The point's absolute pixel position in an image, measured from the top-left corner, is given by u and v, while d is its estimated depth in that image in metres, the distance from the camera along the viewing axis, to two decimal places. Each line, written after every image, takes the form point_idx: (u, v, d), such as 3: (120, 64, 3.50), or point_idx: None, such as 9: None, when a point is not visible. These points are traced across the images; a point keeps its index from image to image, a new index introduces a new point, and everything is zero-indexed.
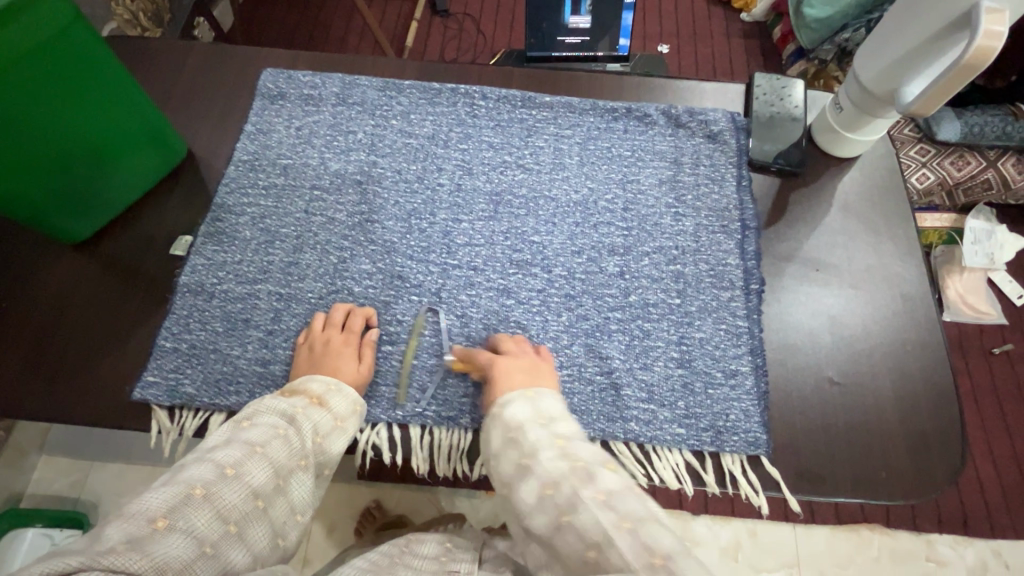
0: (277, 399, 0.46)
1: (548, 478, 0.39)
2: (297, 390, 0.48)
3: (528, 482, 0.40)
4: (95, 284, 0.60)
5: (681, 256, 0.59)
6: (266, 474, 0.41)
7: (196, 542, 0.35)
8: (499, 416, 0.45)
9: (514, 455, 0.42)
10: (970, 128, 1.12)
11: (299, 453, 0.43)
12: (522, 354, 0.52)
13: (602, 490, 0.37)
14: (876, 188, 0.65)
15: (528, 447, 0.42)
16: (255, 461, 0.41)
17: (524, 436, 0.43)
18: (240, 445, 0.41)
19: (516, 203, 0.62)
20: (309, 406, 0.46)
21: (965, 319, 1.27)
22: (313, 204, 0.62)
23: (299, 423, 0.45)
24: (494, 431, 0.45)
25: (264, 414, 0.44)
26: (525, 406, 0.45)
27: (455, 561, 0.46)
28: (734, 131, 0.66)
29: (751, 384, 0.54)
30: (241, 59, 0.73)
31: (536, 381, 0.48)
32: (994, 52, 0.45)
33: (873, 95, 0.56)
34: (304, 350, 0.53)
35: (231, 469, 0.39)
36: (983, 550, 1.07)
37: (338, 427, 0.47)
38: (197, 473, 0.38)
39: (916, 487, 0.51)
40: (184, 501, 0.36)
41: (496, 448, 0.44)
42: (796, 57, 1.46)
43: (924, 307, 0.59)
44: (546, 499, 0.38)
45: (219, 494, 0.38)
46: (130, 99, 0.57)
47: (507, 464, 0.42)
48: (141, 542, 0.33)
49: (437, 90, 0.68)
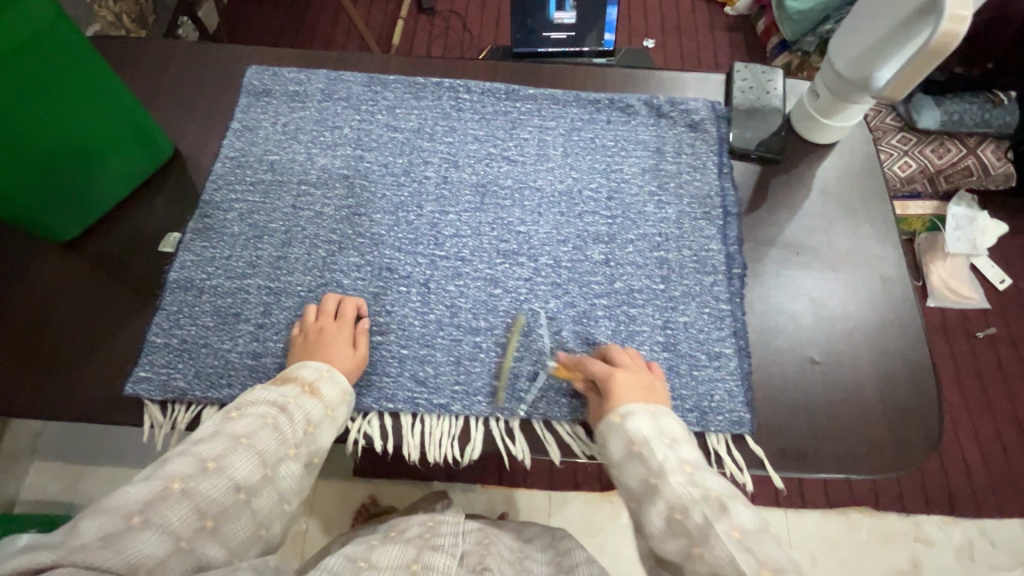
0: (268, 389, 0.47)
1: (678, 502, 0.39)
2: (291, 377, 0.49)
3: (654, 503, 0.41)
4: (84, 282, 0.60)
5: (665, 243, 0.60)
6: (249, 465, 0.42)
7: (171, 538, 0.37)
8: (620, 427, 0.45)
9: (641, 471, 0.43)
10: (948, 117, 1.16)
11: (288, 442, 0.44)
12: (637, 370, 0.51)
13: (736, 526, 0.36)
14: (854, 173, 0.67)
15: (656, 467, 0.42)
16: (239, 453, 0.42)
17: (651, 454, 0.43)
18: (227, 437, 0.42)
19: (502, 194, 0.63)
20: (302, 395, 0.47)
21: (948, 304, 1.29)
22: (301, 199, 0.63)
23: (289, 413, 0.45)
24: (614, 441, 0.45)
25: (254, 404, 0.45)
26: (647, 423, 0.45)
27: (440, 536, 0.46)
28: (714, 119, 0.67)
29: (735, 365, 0.55)
30: (226, 57, 0.73)
31: (656, 401, 0.48)
32: (959, 36, 0.46)
33: (846, 81, 0.58)
34: (301, 338, 0.53)
35: (214, 463, 0.40)
36: (970, 529, 1.10)
37: (328, 416, 0.48)
38: (177, 466, 0.39)
39: (894, 461, 0.52)
40: (161, 496, 0.38)
41: (621, 459, 0.44)
42: (781, 49, 1.47)
43: (901, 287, 0.61)
44: (674, 525, 0.39)
45: (199, 488, 0.39)
46: (120, 99, 0.58)
47: (633, 477, 0.43)
48: (114, 539, 0.34)
49: (422, 84, 0.69)
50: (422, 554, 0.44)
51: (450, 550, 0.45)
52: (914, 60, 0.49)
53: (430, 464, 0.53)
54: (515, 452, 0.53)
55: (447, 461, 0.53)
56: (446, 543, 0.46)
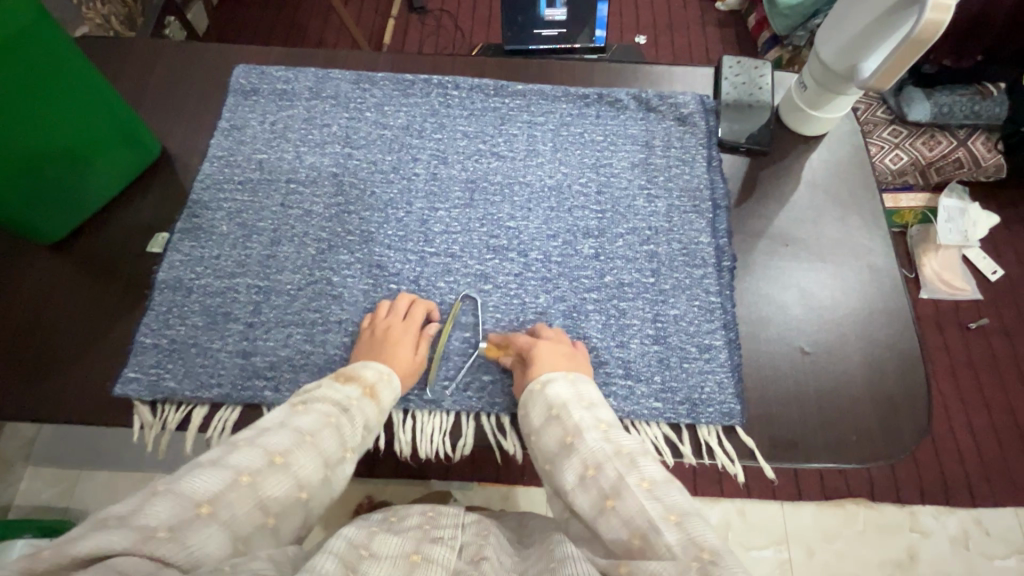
0: (335, 386, 0.46)
1: (591, 458, 0.41)
2: (353, 375, 0.48)
3: (569, 461, 0.42)
4: (73, 283, 0.60)
5: (655, 237, 0.61)
6: (314, 463, 0.41)
7: (231, 536, 0.36)
8: (541, 392, 0.46)
9: (558, 431, 0.44)
10: (939, 109, 1.18)
11: (347, 443, 0.44)
12: (560, 341, 0.52)
13: (646, 477, 0.39)
14: (841, 164, 0.67)
15: (572, 426, 0.43)
16: (305, 449, 0.41)
17: (568, 415, 0.44)
18: (291, 432, 0.41)
19: (491, 190, 0.63)
20: (363, 398, 0.47)
21: (941, 295, 1.29)
22: (290, 197, 0.62)
23: (352, 414, 0.45)
24: (534, 407, 0.46)
25: (319, 400, 0.45)
26: (567, 387, 0.46)
27: (439, 528, 0.46)
28: (703, 113, 0.67)
29: (725, 357, 0.55)
30: (214, 56, 0.73)
31: (575, 368, 0.49)
32: (943, 26, 0.47)
33: (833, 73, 0.58)
34: (369, 334, 0.54)
35: (281, 457, 0.40)
36: (964, 519, 1.10)
37: (380, 421, 0.47)
38: (245, 458, 0.39)
39: (884, 450, 0.53)
40: (231, 487, 0.37)
41: (539, 425, 0.45)
42: (771, 44, 1.48)
43: (891, 277, 0.61)
44: (587, 480, 0.40)
45: (265, 480, 0.38)
46: (104, 97, 0.58)
47: (550, 440, 0.44)
48: (181, 530, 0.34)
49: (410, 81, 0.69)
50: (422, 545, 0.43)
51: (449, 543, 0.44)
52: (897, 50, 0.49)
53: (421, 460, 0.53)
54: (507, 447, 0.53)
55: (439, 457, 0.53)
56: (445, 535, 0.45)
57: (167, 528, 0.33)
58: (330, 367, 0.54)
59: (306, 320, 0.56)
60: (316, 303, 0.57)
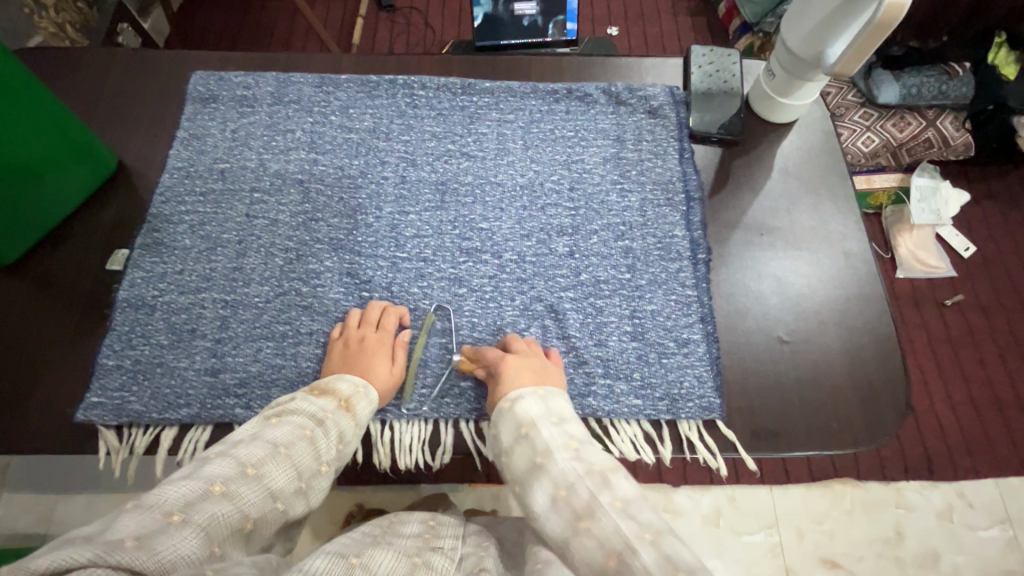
0: (308, 398, 0.45)
1: (563, 479, 0.40)
2: (328, 389, 0.47)
3: (539, 482, 0.40)
4: (29, 307, 0.58)
5: (629, 232, 0.60)
6: (288, 477, 0.40)
7: (207, 541, 0.33)
8: (510, 410, 0.45)
9: (528, 452, 0.42)
10: (908, 91, 1.19)
11: (321, 457, 0.42)
12: (531, 355, 0.50)
13: (619, 496, 0.38)
14: (813, 151, 0.67)
15: (541, 444, 0.42)
16: (280, 462, 0.40)
17: (537, 433, 0.43)
18: (265, 444, 0.40)
19: (462, 191, 0.62)
20: (339, 411, 0.45)
21: (917, 274, 1.31)
22: (254, 207, 0.61)
23: (328, 428, 0.44)
24: (504, 426, 0.45)
25: (294, 412, 0.43)
26: (537, 405, 0.45)
27: (440, 538, 0.46)
28: (673, 105, 0.67)
29: (703, 351, 0.55)
30: (169, 64, 0.71)
31: (546, 383, 0.48)
32: (905, 8, 0.47)
33: (800, 60, 0.57)
34: (345, 344, 0.52)
35: (253, 468, 0.38)
36: (949, 493, 1.12)
37: (357, 434, 0.46)
38: (216, 468, 0.37)
39: (865, 435, 0.53)
40: (203, 497, 0.35)
41: (509, 444, 0.44)
42: (742, 32, 1.48)
43: (866, 263, 0.61)
44: (558, 501, 0.39)
45: (239, 493, 0.36)
46: (52, 111, 0.55)
47: (520, 459, 0.43)
48: (152, 537, 0.31)
49: (375, 83, 0.67)
50: (422, 551, 0.43)
51: (449, 553, 0.44)
52: (861, 34, 0.49)
53: (402, 470, 0.52)
54: (488, 453, 0.52)
55: (419, 466, 0.52)
56: (446, 545, 0.45)
57: (135, 538, 0.30)
58: (303, 380, 0.53)
59: (276, 333, 0.55)
60: (286, 315, 0.56)
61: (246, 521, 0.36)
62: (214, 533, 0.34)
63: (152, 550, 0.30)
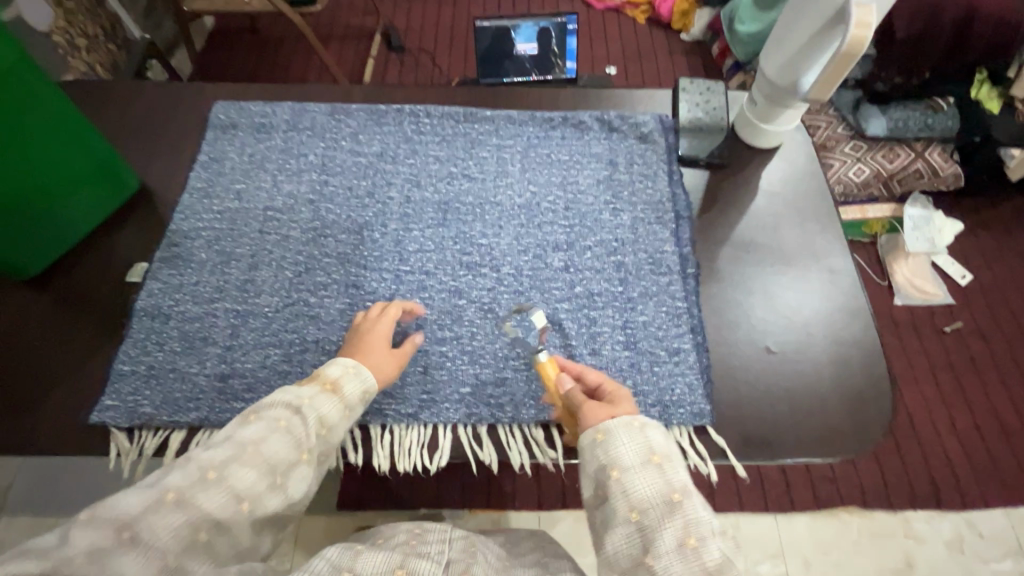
0: (287, 391, 0.47)
1: (696, 530, 0.39)
2: (315, 374, 0.49)
3: (672, 522, 0.39)
4: (49, 318, 0.61)
5: (622, 248, 0.63)
6: (254, 476, 0.41)
7: (158, 557, 0.35)
8: (639, 430, 0.44)
9: (662, 484, 0.41)
10: (894, 124, 1.26)
11: (300, 445, 0.44)
12: None
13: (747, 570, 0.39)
14: (799, 175, 0.70)
15: (676, 482, 0.41)
16: (243, 462, 0.41)
17: (671, 466, 0.42)
18: (232, 445, 0.42)
19: (463, 210, 0.65)
20: (322, 393, 0.47)
21: (915, 301, 1.33)
22: (267, 224, 0.64)
23: (306, 413, 0.45)
24: (634, 443, 0.43)
25: (269, 407, 0.45)
26: (664, 438, 0.44)
27: (426, 543, 0.46)
28: (662, 131, 0.71)
29: (694, 359, 0.57)
30: (193, 96, 0.76)
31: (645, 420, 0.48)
32: (867, 40, 0.51)
33: (777, 88, 0.62)
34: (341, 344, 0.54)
35: (214, 473, 0.40)
36: (959, 523, 1.10)
37: (345, 416, 0.48)
38: (176, 478, 0.38)
39: (854, 443, 0.54)
40: (155, 508, 0.36)
41: (631, 464, 0.42)
42: (734, 70, 1.56)
43: (851, 280, 0.64)
44: (689, 550, 0.38)
45: (194, 500, 0.38)
46: (83, 134, 0.60)
47: (648, 486, 0.41)
48: (102, 554, 0.34)
49: (384, 112, 0.72)
50: (407, 559, 0.43)
51: (435, 557, 0.44)
52: (830, 63, 0.53)
53: (400, 473, 0.54)
54: (484, 458, 0.53)
55: (417, 469, 0.53)
56: (432, 550, 0.45)
57: (87, 554, 0.33)
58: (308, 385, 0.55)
59: (283, 341, 0.57)
60: (294, 324, 0.58)
61: (199, 532, 0.37)
62: (165, 548, 0.36)
63: (101, 568, 0.33)
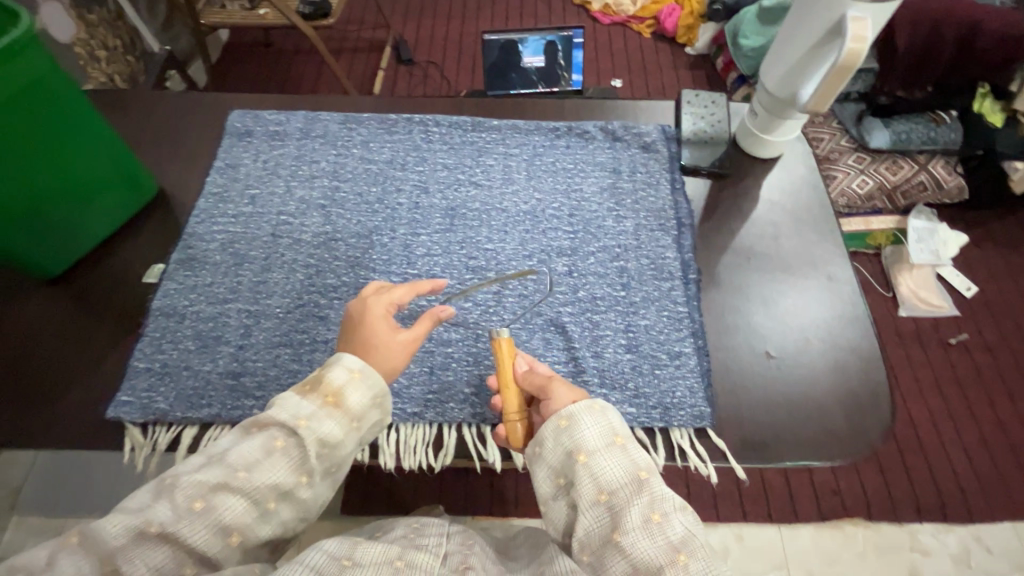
0: (292, 401, 0.45)
1: (660, 507, 0.42)
2: (319, 381, 0.46)
3: (639, 500, 0.42)
4: (68, 318, 0.63)
5: (624, 253, 0.64)
6: (240, 505, 0.42)
7: None
8: (600, 414, 0.46)
9: (628, 465, 0.44)
10: (897, 137, 1.26)
11: (298, 468, 0.44)
12: None
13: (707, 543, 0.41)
14: (799, 184, 0.72)
15: (640, 461, 0.44)
16: (228, 489, 0.42)
17: (632, 446, 0.45)
18: (220, 469, 0.42)
19: (470, 216, 0.67)
20: (322, 410, 0.45)
21: (920, 313, 1.33)
22: (280, 228, 0.66)
23: (302, 436, 0.44)
24: (598, 428, 0.45)
25: (269, 425, 0.44)
26: (620, 419, 0.47)
27: (424, 536, 0.47)
28: (665, 141, 0.72)
29: (694, 363, 0.58)
30: (210, 105, 0.79)
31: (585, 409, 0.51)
32: (863, 53, 0.52)
33: (778, 99, 0.63)
34: (347, 320, 0.51)
35: (199, 503, 0.41)
36: (965, 537, 1.10)
37: (352, 429, 0.46)
38: (159, 510, 0.40)
39: (854, 447, 0.55)
40: (139, 540, 0.39)
41: (597, 447, 0.45)
42: (739, 83, 1.58)
43: (850, 287, 0.65)
44: (654, 526, 0.41)
45: (177, 532, 0.40)
46: (105, 141, 0.62)
47: (612, 467, 0.44)
48: None
49: (394, 121, 0.74)
50: (406, 552, 0.44)
51: (433, 550, 0.45)
52: (827, 75, 0.55)
53: (405, 471, 0.55)
54: (487, 456, 0.54)
55: (422, 467, 0.54)
56: (430, 543, 0.46)
57: None
58: None
59: (293, 341, 0.59)
60: (304, 324, 0.60)
61: (185, 565, 0.40)
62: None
63: None
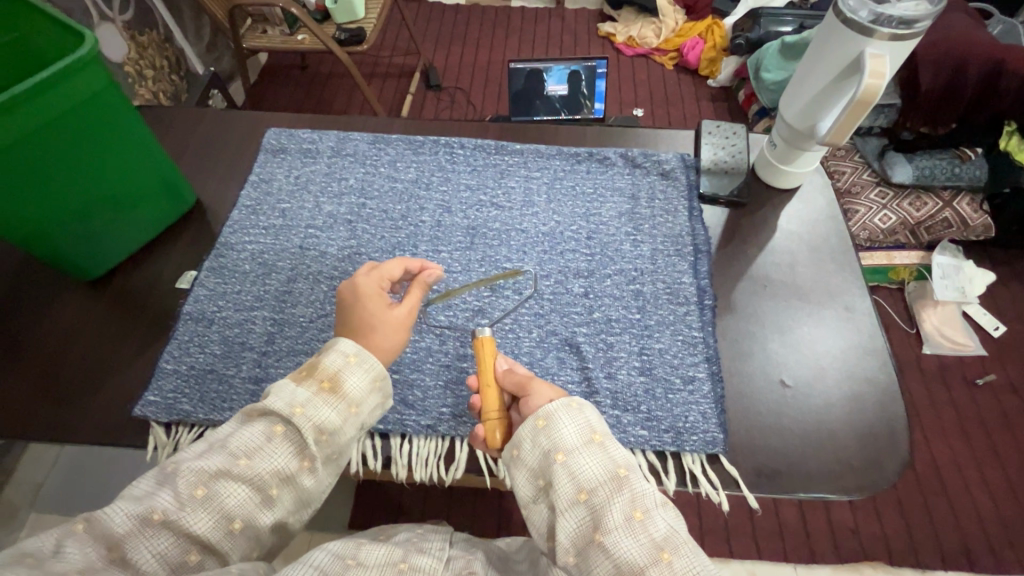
0: (288, 385, 0.46)
1: (641, 503, 0.42)
2: (314, 366, 0.48)
3: (619, 498, 0.42)
4: (102, 318, 0.66)
5: (640, 277, 0.65)
6: (245, 493, 0.43)
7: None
8: (575, 412, 0.46)
9: (607, 462, 0.44)
10: (921, 172, 1.24)
11: (301, 452, 0.45)
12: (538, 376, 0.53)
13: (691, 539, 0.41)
14: (816, 215, 0.72)
15: (619, 457, 0.44)
16: (230, 476, 0.43)
17: (608, 442, 0.45)
18: (224, 456, 0.43)
19: (490, 235, 0.69)
20: (317, 396, 0.46)
21: (945, 351, 1.30)
22: (307, 240, 0.69)
23: (297, 424, 0.45)
24: (574, 427, 0.46)
25: (269, 412, 0.46)
26: (592, 414, 0.47)
27: (428, 541, 0.48)
28: (684, 169, 0.74)
29: (708, 388, 0.58)
30: (249, 123, 0.83)
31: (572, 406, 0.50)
32: (881, 89, 0.54)
33: (797, 131, 0.64)
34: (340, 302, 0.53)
35: (201, 490, 0.42)
36: None
37: (350, 413, 0.47)
38: (163, 497, 0.41)
39: (869, 478, 0.54)
40: (143, 526, 0.40)
41: (575, 445, 0.45)
42: (761, 115, 1.59)
43: (867, 318, 0.64)
44: (636, 524, 0.41)
45: (180, 518, 0.41)
46: (150, 155, 0.66)
47: (593, 466, 0.44)
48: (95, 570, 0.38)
49: (421, 142, 0.78)
50: (409, 555, 0.45)
51: (435, 554, 0.46)
52: (846, 109, 0.56)
53: (417, 483, 0.56)
54: (498, 471, 0.55)
55: (433, 480, 0.55)
56: (433, 548, 0.47)
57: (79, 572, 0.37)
58: None
59: (314, 350, 0.61)
60: (326, 334, 0.62)
61: (190, 553, 0.41)
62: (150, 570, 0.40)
63: None
